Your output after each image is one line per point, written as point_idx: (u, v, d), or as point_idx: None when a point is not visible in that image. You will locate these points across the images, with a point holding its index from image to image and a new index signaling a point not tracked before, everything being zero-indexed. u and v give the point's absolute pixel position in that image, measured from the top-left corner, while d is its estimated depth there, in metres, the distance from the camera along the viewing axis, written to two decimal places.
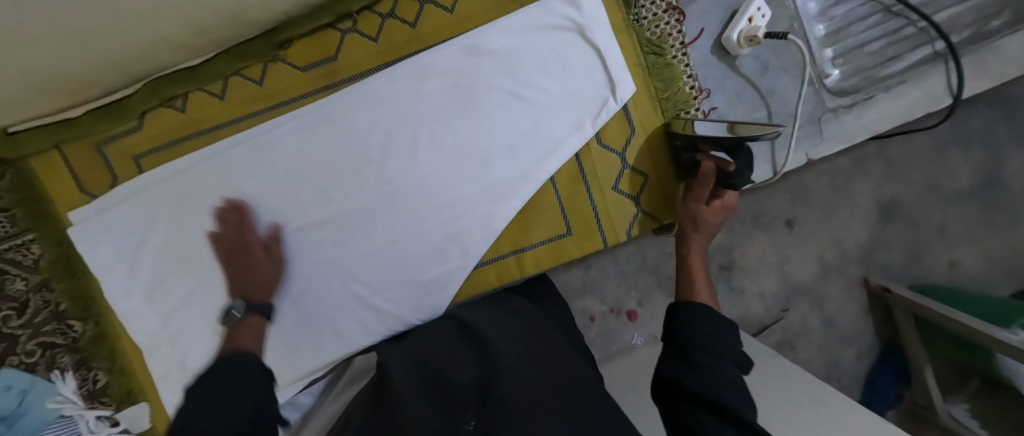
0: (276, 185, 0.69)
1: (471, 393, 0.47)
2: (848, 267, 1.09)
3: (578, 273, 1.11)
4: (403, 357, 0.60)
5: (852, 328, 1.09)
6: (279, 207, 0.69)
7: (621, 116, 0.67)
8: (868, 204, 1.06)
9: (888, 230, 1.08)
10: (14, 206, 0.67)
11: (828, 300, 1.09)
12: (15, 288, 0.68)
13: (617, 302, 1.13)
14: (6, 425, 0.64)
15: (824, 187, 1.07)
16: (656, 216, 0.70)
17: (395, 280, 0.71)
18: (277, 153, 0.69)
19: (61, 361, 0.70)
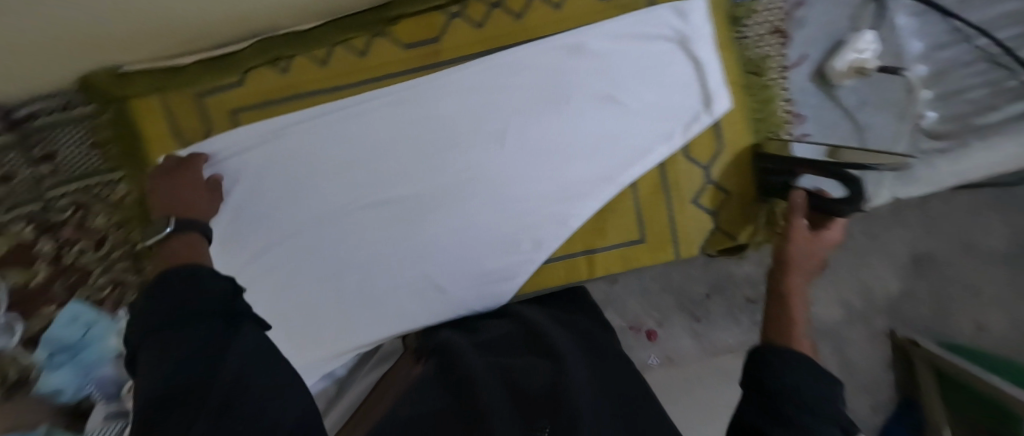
0: (354, 159, 0.70)
1: (541, 393, 0.50)
2: (873, 317, 1.07)
3: (603, 285, 1.10)
4: (468, 352, 0.62)
5: (869, 379, 1.07)
6: (359, 179, 0.70)
7: (712, 131, 0.67)
8: (902, 254, 1.05)
9: (919, 283, 1.06)
10: (110, 142, 0.68)
11: (850, 347, 1.06)
12: (96, 223, 0.70)
13: (637, 320, 1.09)
14: (73, 353, 0.68)
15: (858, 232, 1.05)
16: (733, 235, 0.69)
17: (461, 265, 0.71)
18: (360, 129, 0.69)
19: (129, 299, 0.71)
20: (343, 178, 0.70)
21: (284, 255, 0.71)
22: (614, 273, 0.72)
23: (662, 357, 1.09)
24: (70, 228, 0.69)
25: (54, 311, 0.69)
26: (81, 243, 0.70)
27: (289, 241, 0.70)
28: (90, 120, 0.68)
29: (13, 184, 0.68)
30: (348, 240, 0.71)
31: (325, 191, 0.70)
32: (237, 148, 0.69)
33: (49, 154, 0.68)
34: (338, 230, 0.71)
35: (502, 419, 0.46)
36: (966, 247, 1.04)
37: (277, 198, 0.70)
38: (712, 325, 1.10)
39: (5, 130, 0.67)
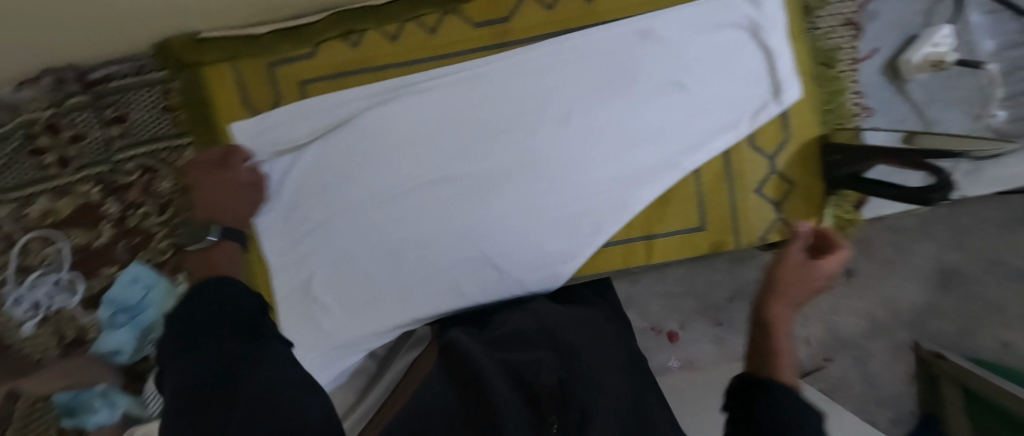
0: (415, 136, 0.70)
1: (553, 393, 0.49)
2: (894, 331, 1.06)
3: (626, 284, 1.06)
4: (483, 342, 0.62)
5: (891, 392, 1.05)
6: (422, 155, 0.70)
7: (779, 121, 0.67)
8: (929, 267, 1.04)
9: (946, 298, 1.05)
10: (180, 108, 0.69)
11: (873, 358, 1.06)
12: (161, 187, 0.70)
13: (659, 320, 1.07)
14: (130, 315, 0.68)
15: (887, 244, 1.06)
16: (795, 226, 0.69)
17: (519, 247, 0.71)
18: (423, 107, 0.70)
19: (188, 264, 0.71)
20: (405, 155, 0.70)
21: (339, 229, 0.70)
22: (671, 260, 0.72)
23: (682, 360, 1.07)
24: (135, 191, 0.70)
25: (116, 273, 0.70)
26: (145, 206, 0.70)
27: (346, 214, 0.70)
28: (163, 85, 0.69)
29: (85, 144, 0.69)
30: (405, 216, 0.70)
31: (384, 166, 0.70)
32: (302, 122, 0.70)
33: (119, 117, 0.69)
34: (397, 207, 0.70)
35: (515, 422, 0.45)
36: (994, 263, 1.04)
37: (337, 171, 0.69)
38: (735, 332, 1.07)
39: (81, 91, 0.68)
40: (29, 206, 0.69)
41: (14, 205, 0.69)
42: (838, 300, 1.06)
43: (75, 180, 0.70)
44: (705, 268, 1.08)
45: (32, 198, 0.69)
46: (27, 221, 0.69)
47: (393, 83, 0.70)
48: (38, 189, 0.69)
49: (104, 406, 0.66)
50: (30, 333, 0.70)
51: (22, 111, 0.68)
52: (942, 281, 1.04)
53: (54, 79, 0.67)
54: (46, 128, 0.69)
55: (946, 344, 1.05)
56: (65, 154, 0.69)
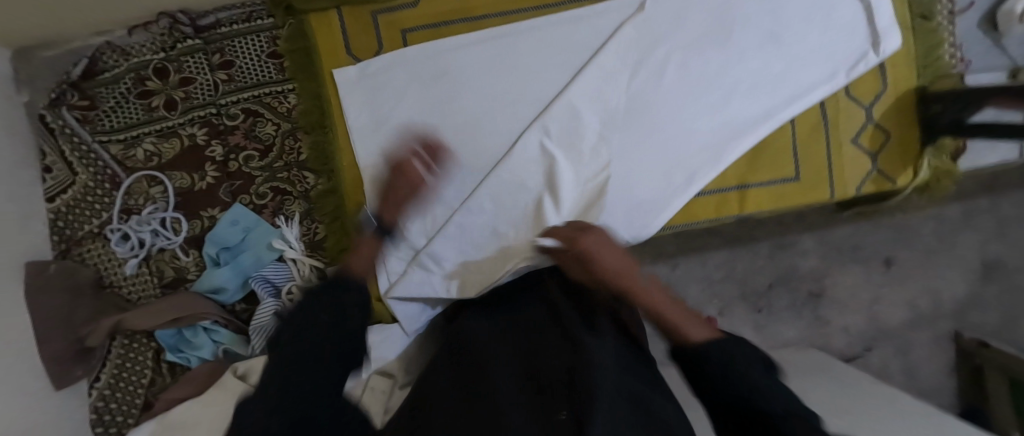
0: (512, 85, 0.71)
1: (561, 384, 0.41)
2: (938, 320, 1.04)
3: (666, 268, 1.00)
4: (481, 342, 0.51)
5: (933, 383, 1.04)
6: (516, 101, 0.71)
7: (875, 72, 0.69)
8: (972, 258, 1.03)
9: (989, 290, 1.04)
10: (286, 55, 0.70)
11: (915, 348, 1.04)
12: (264, 131, 0.72)
13: (699, 306, 1.01)
14: (232, 254, 0.70)
15: (929, 235, 1.04)
16: (891, 177, 0.70)
17: (616, 199, 0.69)
18: (520, 55, 0.71)
19: (288, 208, 0.73)
20: (501, 106, 0.71)
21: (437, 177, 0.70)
22: (764, 211, 0.72)
23: None
24: (239, 134, 0.72)
25: (218, 214, 0.72)
26: (249, 149, 0.72)
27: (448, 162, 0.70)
28: (270, 32, 0.71)
29: (193, 87, 0.71)
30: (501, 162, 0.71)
31: (480, 114, 0.71)
32: (401, 66, 0.70)
33: (226, 63, 0.71)
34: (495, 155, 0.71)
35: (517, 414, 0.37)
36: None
37: (437, 117, 0.70)
38: (774, 318, 1.03)
39: (193, 36, 0.70)
40: (134, 148, 0.71)
41: (119, 147, 0.71)
42: (878, 288, 1.04)
43: (180, 123, 0.71)
44: (744, 254, 1.02)
45: (136, 141, 0.71)
46: (131, 164, 0.71)
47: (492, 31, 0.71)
48: (144, 131, 0.71)
49: (208, 342, 0.68)
50: (132, 273, 0.71)
51: (133, 54, 0.69)
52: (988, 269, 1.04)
53: (170, 22, 0.69)
54: (154, 72, 0.70)
55: (991, 333, 1.05)
56: (172, 97, 0.71)
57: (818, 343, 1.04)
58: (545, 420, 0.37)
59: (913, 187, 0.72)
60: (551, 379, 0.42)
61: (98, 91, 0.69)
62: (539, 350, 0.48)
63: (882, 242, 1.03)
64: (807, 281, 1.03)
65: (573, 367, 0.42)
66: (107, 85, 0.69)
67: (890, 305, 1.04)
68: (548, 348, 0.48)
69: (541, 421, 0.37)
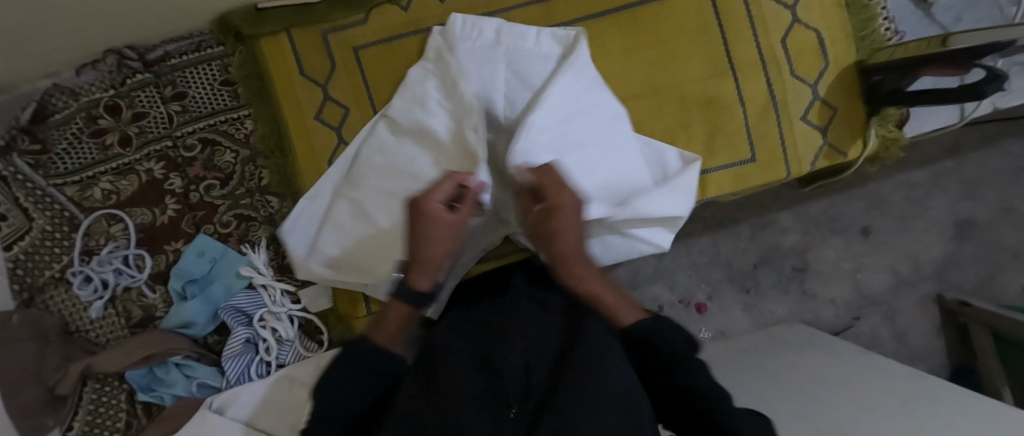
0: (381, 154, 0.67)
1: (517, 379, 0.43)
2: (919, 281, 1.07)
3: (651, 259, 1.03)
4: (498, 299, 0.60)
5: (921, 346, 1.06)
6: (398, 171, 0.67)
7: (816, 48, 0.71)
8: (943, 218, 1.06)
9: (963, 247, 1.07)
10: (240, 80, 0.71)
11: (900, 313, 1.07)
12: (223, 160, 0.71)
13: (686, 293, 1.04)
14: (201, 285, 0.69)
15: (901, 198, 1.06)
16: (841, 150, 0.72)
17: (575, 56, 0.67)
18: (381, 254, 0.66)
19: (253, 235, 0.71)
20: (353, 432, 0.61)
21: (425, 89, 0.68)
22: (726, 193, 0.73)
23: (714, 332, 1.03)
24: (198, 165, 0.71)
25: (182, 247, 0.70)
26: (209, 179, 0.71)
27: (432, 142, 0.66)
28: (221, 60, 0.71)
29: (146, 121, 0.70)
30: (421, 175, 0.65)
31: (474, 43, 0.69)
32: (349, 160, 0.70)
33: (179, 95, 0.71)
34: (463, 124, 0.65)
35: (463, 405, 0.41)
36: (1007, 211, 1.07)
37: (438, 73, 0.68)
38: (762, 297, 1.05)
39: (143, 70, 0.70)
40: (91, 189, 0.70)
41: (75, 188, 0.70)
42: (859, 257, 1.07)
43: (136, 159, 0.70)
44: (728, 235, 1.05)
45: (92, 180, 0.70)
46: (89, 203, 0.70)
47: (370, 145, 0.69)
48: (100, 170, 0.70)
49: (182, 379, 0.66)
50: (98, 316, 0.69)
51: (81, 95, 0.69)
52: (958, 231, 1.07)
53: (118, 58, 0.68)
54: (105, 110, 0.70)
55: (970, 291, 1.08)
56: (127, 133, 0.70)
57: (808, 318, 1.06)
58: (497, 413, 0.41)
59: (864, 158, 0.73)
60: (511, 398, 0.41)
61: (50, 134, 0.69)
62: (502, 343, 0.47)
63: (856, 213, 1.06)
64: (790, 257, 1.06)
65: (533, 380, 0.42)
66: (58, 128, 0.69)
67: (872, 270, 1.07)
68: (522, 345, 0.47)
69: (494, 412, 0.40)
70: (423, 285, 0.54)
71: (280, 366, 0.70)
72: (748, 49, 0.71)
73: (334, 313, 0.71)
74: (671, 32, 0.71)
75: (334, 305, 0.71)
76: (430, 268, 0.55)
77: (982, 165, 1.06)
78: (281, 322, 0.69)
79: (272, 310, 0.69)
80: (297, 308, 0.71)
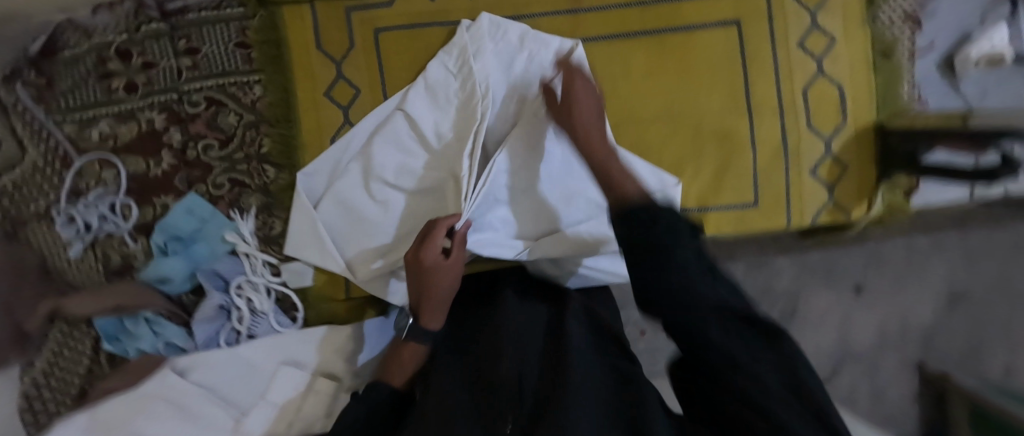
0: (386, 138, 0.68)
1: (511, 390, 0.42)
2: (905, 344, 1.06)
3: None
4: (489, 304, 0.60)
5: (895, 408, 1.06)
6: (404, 163, 0.68)
7: (837, 103, 0.70)
8: (938, 284, 1.05)
9: (954, 318, 1.06)
10: (255, 45, 0.70)
11: (881, 372, 1.06)
12: (226, 121, 0.70)
13: None
14: (184, 243, 0.68)
15: (900, 258, 1.05)
16: (846, 209, 0.71)
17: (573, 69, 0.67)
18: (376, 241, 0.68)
19: (245, 201, 0.70)
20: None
21: (441, 82, 0.69)
22: (724, 235, 0.72)
23: None
24: (200, 123, 0.70)
25: (172, 202, 0.70)
26: (208, 138, 0.70)
27: (435, 139, 0.68)
28: (239, 21, 0.70)
29: (154, 71, 0.69)
30: (417, 170, 0.68)
31: (498, 42, 0.68)
32: (354, 140, 0.70)
33: (191, 49, 0.70)
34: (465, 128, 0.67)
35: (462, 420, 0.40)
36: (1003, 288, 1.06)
37: (455, 70, 0.68)
38: None
39: (159, 20, 0.69)
40: (89, 129, 0.69)
41: (73, 126, 0.69)
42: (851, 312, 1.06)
43: (138, 107, 0.70)
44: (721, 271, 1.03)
45: (92, 121, 0.69)
46: (85, 144, 0.69)
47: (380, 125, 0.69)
48: (101, 112, 0.69)
49: (149, 334, 0.65)
50: (77, 257, 0.68)
51: (94, 35, 0.68)
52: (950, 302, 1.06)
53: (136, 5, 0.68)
54: (115, 53, 0.69)
55: (952, 363, 1.06)
56: (134, 80, 0.69)
57: None
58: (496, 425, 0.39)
59: (867, 220, 0.72)
60: (507, 404, 0.41)
61: (57, 70, 0.68)
62: (492, 353, 0.47)
63: (852, 266, 1.05)
64: (780, 301, 1.05)
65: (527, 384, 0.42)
66: (66, 65, 0.68)
67: (860, 327, 1.06)
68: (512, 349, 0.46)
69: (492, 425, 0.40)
70: (434, 326, 0.54)
71: (251, 336, 0.69)
72: (769, 93, 0.70)
73: (312, 292, 0.70)
74: (695, 64, 0.70)
75: (315, 284, 0.70)
76: (441, 308, 0.55)
77: (985, 238, 1.06)
78: (258, 293, 0.68)
79: (251, 280, 0.68)
80: (276, 281, 0.70)
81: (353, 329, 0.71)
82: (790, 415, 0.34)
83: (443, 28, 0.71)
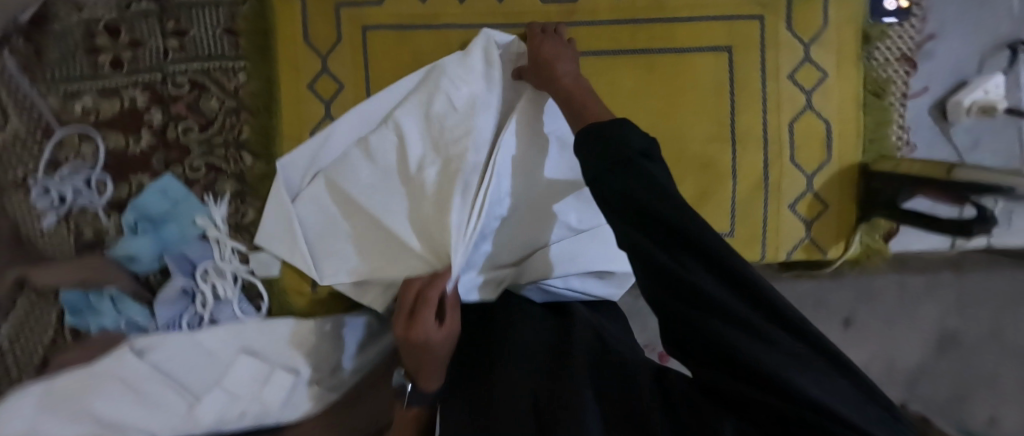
0: (365, 141, 0.67)
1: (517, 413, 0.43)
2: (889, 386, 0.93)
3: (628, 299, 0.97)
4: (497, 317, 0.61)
5: None
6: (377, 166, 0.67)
7: (823, 140, 0.69)
8: (929, 329, 0.91)
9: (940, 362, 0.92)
10: (243, 32, 0.70)
11: None
12: (208, 106, 0.70)
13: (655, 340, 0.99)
14: (155, 224, 0.68)
15: (892, 295, 0.92)
16: (822, 247, 0.70)
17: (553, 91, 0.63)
18: (360, 255, 0.67)
19: (220, 186, 0.71)
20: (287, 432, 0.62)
21: (425, 87, 0.67)
22: None
23: None
24: (183, 105, 0.70)
25: (148, 182, 0.70)
26: (189, 121, 0.70)
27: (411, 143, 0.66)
28: (229, 7, 0.70)
29: (142, 50, 0.70)
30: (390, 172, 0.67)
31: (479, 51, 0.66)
32: (339, 136, 0.69)
33: (179, 31, 0.70)
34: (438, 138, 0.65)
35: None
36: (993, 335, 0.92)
37: (434, 75, 0.67)
38: None
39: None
40: (73, 102, 0.69)
41: (58, 99, 0.69)
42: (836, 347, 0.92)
43: (123, 85, 0.70)
44: None
45: (76, 95, 0.69)
46: (67, 117, 0.69)
47: (363, 124, 0.69)
48: (86, 87, 0.69)
49: (113, 311, 0.66)
50: (50, 229, 0.68)
51: (85, 10, 0.69)
52: (940, 347, 0.92)
53: None
54: (105, 29, 0.69)
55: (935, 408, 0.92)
56: (121, 56, 0.69)
57: None
58: None
59: (842, 261, 0.71)
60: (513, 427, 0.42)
61: (46, 41, 0.68)
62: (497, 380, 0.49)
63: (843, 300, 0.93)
64: None
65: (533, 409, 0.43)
66: (56, 37, 0.68)
67: None
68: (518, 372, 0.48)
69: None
70: (432, 387, 0.53)
71: (213, 322, 0.69)
72: (754, 123, 0.69)
73: (279, 284, 0.71)
74: (684, 88, 0.69)
75: (281, 276, 0.71)
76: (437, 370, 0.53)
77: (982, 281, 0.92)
78: (223, 279, 0.69)
79: (218, 266, 0.68)
80: (244, 269, 0.70)
81: (313, 324, 0.71)
82: (800, 379, 0.31)
83: (432, 30, 0.70)
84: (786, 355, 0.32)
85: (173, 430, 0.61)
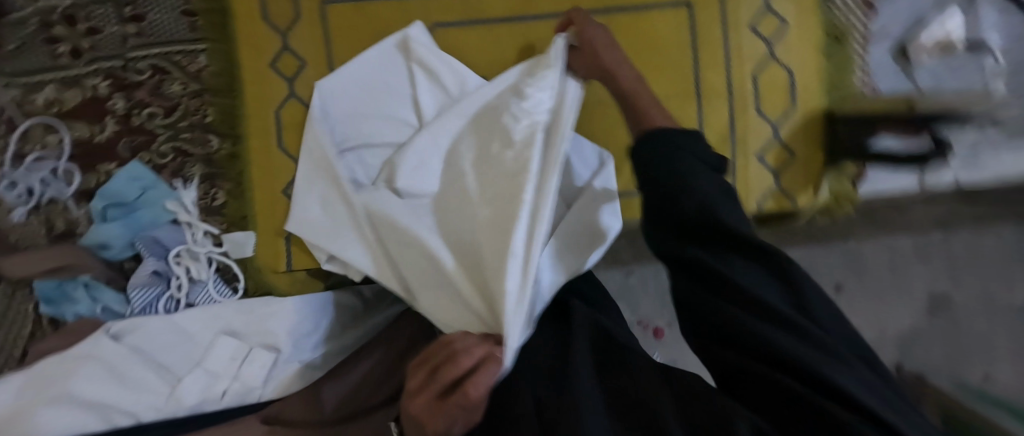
0: (363, 118, 0.68)
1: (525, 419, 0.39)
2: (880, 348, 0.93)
3: (616, 275, 0.96)
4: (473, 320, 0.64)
5: None
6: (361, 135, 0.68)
7: (788, 88, 0.69)
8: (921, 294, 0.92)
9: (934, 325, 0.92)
10: (201, 13, 0.70)
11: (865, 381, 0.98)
12: (171, 90, 0.70)
13: (647, 316, 0.97)
14: (125, 211, 0.69)
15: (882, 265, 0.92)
16: (792, 196, 0.70)
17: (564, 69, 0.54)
18: (422, 275, 0.56)
19: (189, 170, 0.71)
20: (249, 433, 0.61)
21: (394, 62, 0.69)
22: None
23: (666, 358, 0.97)
24: (145, 91, 0.70)
25: (115, 170, 0.70)
26: (153, 107, 0.70)
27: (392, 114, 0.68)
28: None
29: (100, 37, 0.69)
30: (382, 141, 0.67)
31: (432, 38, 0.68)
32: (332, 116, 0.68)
33: (138, 16, 0.70)
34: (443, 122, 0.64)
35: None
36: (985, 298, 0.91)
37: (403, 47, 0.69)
38: None
39: None
40: (35, 93, 0.69)
41: (20, 90, 0.69)
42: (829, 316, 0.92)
43: (84, 73, 0.69)
44: None
45: (38, 86, 0.69)
46: (30, 108, 0.69)
47: (345, 99, 0.68)
48: (48, 77, 0.69)
49: (87, 299, 0.66)
50: (21, 221, 0.69)
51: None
52: (933, 310, 0.92)
53: None
54: (63, 18, 0.69)
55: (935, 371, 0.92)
56: (79, 45, 0.69)
57: None
58: None
59: (813, 209, 0.71)
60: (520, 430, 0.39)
61: (6, 33, 0.68)
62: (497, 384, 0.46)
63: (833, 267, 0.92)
64: None
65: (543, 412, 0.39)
66: (16, 28, 0.68)
67: None
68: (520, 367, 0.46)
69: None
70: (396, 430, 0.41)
71: (190, 305, 0.69)
72: (718, 79, 0.69)
73: (254, 264, 0.71)
74: (645, 44, 0.69)
75: (255, 255, 0.71)
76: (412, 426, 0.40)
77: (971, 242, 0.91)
78: (197, 262, 0.69)
79: (190, 249, 0.68)
80: (217, 251, 0.70)
81: (293, 303, 0.71)
82: (812, 358, 0.31)
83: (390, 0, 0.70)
84: (798, 335, 0.32)
85: (157, 410, 0.63)
